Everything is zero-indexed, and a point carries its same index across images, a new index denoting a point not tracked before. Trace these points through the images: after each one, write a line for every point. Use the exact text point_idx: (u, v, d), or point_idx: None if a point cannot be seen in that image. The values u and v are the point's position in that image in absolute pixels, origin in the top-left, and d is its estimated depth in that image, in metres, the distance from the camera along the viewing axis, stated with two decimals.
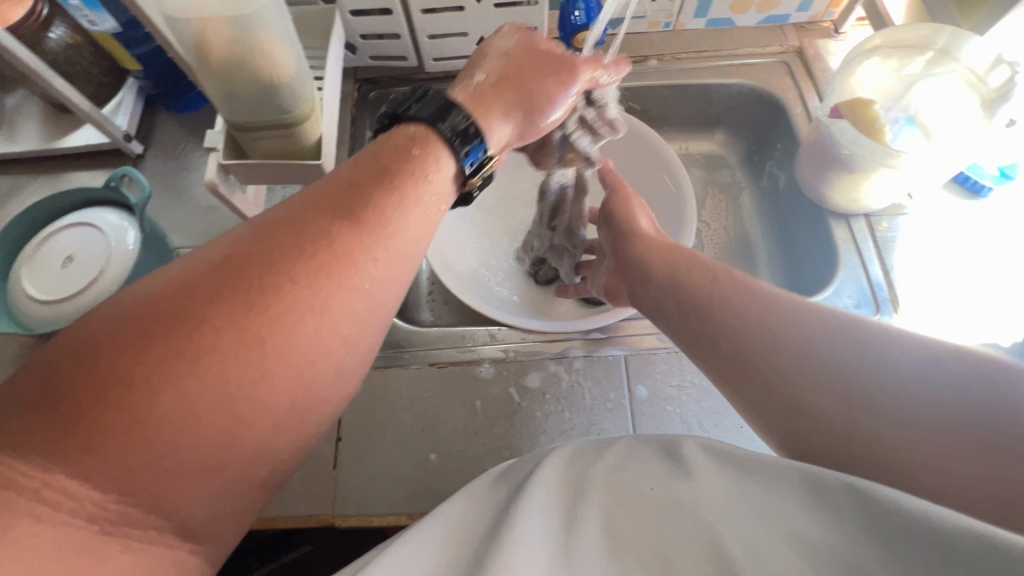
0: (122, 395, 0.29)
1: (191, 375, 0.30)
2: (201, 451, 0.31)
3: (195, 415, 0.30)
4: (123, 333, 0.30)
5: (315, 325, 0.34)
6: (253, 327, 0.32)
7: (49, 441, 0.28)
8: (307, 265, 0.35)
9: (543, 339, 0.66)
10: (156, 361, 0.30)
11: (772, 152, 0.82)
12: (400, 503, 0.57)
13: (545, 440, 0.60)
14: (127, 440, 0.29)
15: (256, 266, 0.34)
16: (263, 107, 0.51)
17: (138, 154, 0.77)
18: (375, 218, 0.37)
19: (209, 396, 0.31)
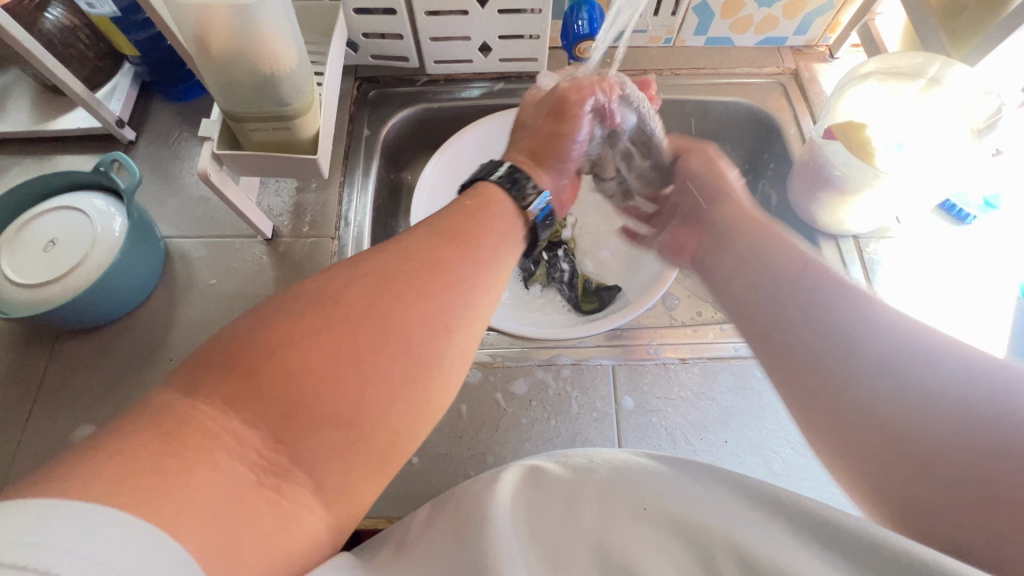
0: (277, 360, 0.33)
1: (331, 361, 0.34)
2: (331, 422, 0.34)
3: (325, 403, 0.34)
4: (283, 326, 0.35)
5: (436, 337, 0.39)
6: (383, 312, 0.37)
7: (237, 391, 0.32)
8: (421, 277, 0.40)
9: (532, 346, 0.65)
10: (313, 335, 0.35)
11: (765, 171, 0.83)
12: (380, 505, 0.57)
13: (529, 446, 0.59)
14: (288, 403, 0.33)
15: (390, 266, 0.40)
16: (261, 99, 0.51)
17: (130, 141, 0.76)
18: (458, 258, 0.42)
19: (344, 378, 0.34)
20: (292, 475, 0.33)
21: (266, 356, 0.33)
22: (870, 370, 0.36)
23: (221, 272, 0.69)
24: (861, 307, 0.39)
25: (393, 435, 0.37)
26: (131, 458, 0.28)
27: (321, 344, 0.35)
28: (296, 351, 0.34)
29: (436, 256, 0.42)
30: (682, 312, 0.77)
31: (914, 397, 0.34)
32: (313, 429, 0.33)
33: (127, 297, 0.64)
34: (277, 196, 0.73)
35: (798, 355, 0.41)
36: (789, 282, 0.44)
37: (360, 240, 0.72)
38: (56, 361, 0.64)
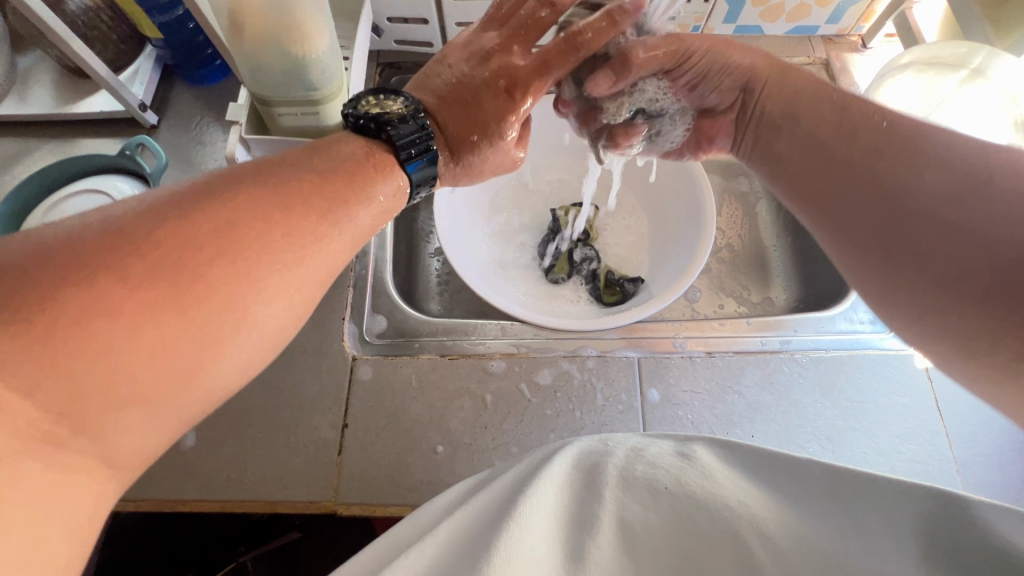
0: (71, 334, 0.28)
1: (145, 317, 0.30)
2: (125, 399, 0.30)
3: (126, 389, 0.30)
4: (76, 274, 0.29)
5: (273, 299, 0.36)
6: (218, 292, 0.33)
7: (10, 349, 0.26)
8: (260, 245, 0.35)
9: (558, 338, 0.65)
10: (129, 305, 0.29)
11: None
12: (404, 494, 0.57)
13: (554, 437, 0.59)
14: (81, 370, 0.28)
15: (234, 229, 0.34)
16: (292, 83, 0.50)
17: (152, 125, 0.75)
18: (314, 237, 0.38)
19: (163, 337, 0.31)
20: (76, 441, 0.29)
21: (47, 308, 0.27)
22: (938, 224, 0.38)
23: None
24: (910, 142, 0.42)
25: (194, 413, 0.35)
26: None
27: (134, 293, 0.30)
28: (96, 310, 0.28)
29: (297, 228, 0.37)
30: (704, 306, 0.77)
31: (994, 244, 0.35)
32: (93, 402, 0.29)
33: None
34: None
35: (854, 211, 0.44)
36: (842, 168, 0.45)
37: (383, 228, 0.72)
38: None
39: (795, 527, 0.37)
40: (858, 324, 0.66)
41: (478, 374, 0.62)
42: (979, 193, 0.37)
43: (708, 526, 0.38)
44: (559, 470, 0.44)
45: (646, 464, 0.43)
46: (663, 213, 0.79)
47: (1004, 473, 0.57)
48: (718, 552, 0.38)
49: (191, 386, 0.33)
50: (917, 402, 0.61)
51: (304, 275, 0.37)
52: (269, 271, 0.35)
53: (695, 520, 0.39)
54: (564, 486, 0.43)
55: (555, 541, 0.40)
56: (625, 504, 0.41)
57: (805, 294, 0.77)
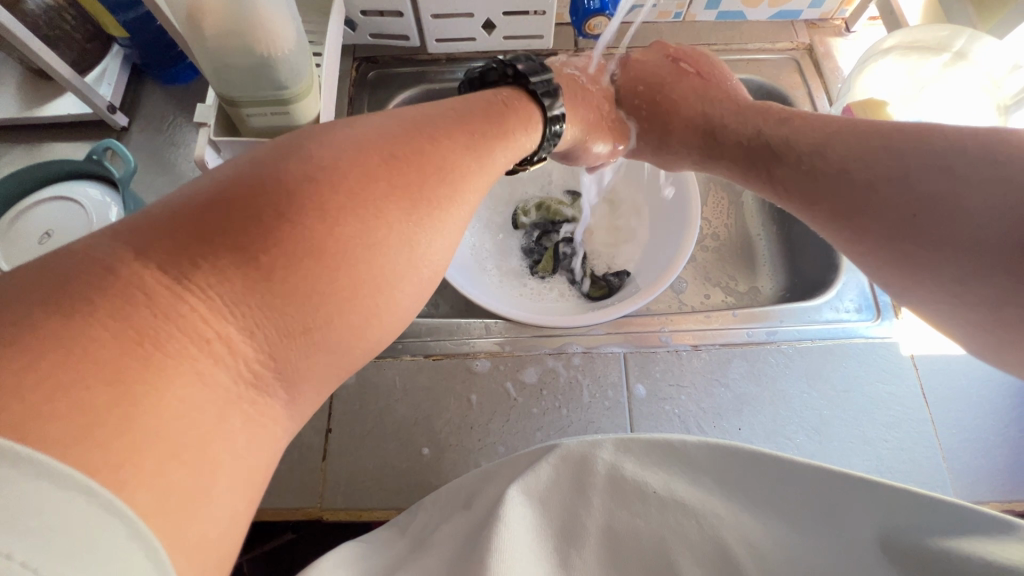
0: (283, 263, 0.29)
1: (333, 251, 0.30)
2: (319, 334, 0.30)
3: (331, 325, 0.30)
4: (286, 205, 0.30)
5: (441, 241, 0.36)
6: (394, 226, 0.33)
7: (233, 276, 0.28)
8: (422, 184, 0.36)
9: (542, 335, 0.64)
10: (328, 236, 0.30)
11: None
12: (392, 497, 0.56)
13: (542, 436, 0.59)
14: (291, 308, 0.29)
15: (403, 170, 0.35)
16: (259, 83, 0.49)
17: (123, 127, 0.73)
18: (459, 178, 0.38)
19: (352, 275, 0.31)
20: (277, 388, 0.29)
21: (258, 242, 0.28)
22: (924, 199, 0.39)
23: None
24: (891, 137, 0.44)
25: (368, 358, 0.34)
26: (92, 363, 0.22)
27: (324, 228, 0.30)
28: (298, 247, 0.29)
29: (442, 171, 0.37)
30: (691, 297, 0.76)
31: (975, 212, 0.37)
32: (296, 337, 0.29)
33: None
34: None
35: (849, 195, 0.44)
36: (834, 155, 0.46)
37: None
38: None
39: (775, 530, 0.38)
40: (843, 313, 0.66)
41: (463, 374, 0.62)
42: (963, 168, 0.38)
43: (693, 533, 0.39)
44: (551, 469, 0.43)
45: (634, 465, 0.43)
46: (649, 203, 0.78)
47: (989, 456, 0.58)
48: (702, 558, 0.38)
49: (367, 333, 0.32)
50: (903, 388, 0.61)
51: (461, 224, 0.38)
52: (436, 214, 0.35)
53: (680, 524, 0.39)
54: (549, 485, 0.43)
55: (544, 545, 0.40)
56: (612, 508, 0.41)
57: (792, 283, 0.77)
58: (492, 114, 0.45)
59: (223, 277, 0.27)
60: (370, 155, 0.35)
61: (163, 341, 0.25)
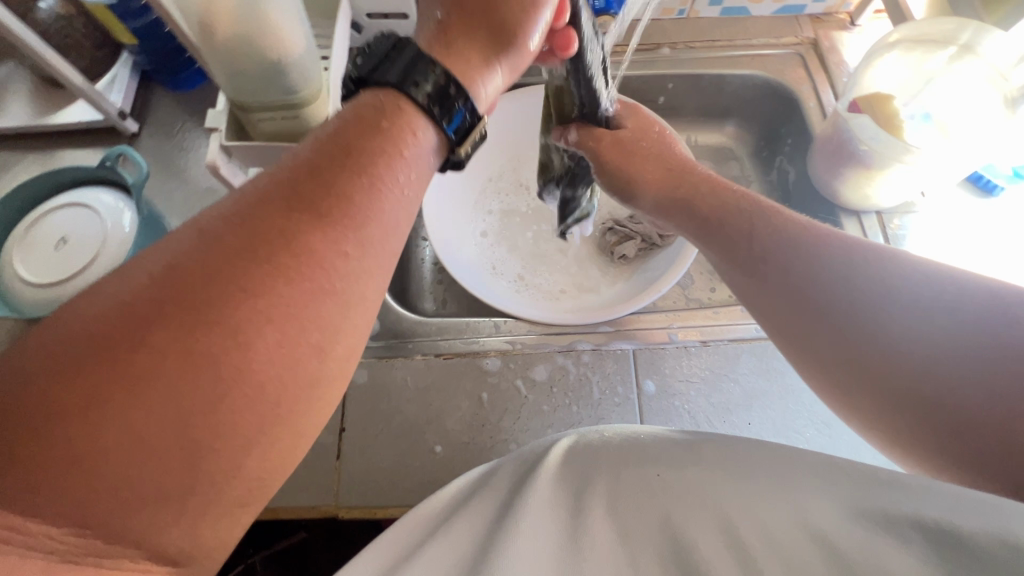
0: (42, 435, 0.23)
1: (80, 411, 0.23)
2: (147, 492, 0.24)
3: (132, 475, 0.24)
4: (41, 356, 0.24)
5: (275, 333, 0.27)
6: (191, 317, 0.26)
7: None
8: (234, 274, 0.27)
9: (552, 332, 0.64)
10: (95, 386, 0.24)
11: (782, 148, 0.82)
12: (405, 495, 0.57)
13: (552, 432, 0.59)
14: (44, 481, 0.23)
15: (192, 264, 0.27)
16: (270, 88, 0.49)
17: (133, 133, 0.74)
18: (287, 241, 0.28)
19: (128, 434, 0.24)
20: (101, 558, 0.24)
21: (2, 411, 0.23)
22: (859, 337, 0.35)
23: None
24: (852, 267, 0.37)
25: (252, 485, 0.28)
26: None
27: (67, 381, 0.23)
28: (115, 383, 0.24)
29: (258, 244, 0.28)
30: (698, 292, 0.77)
31: (927, 359, 0.32)
32: (107, 502, 0.24)
33: None
34: None
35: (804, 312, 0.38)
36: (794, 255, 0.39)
37: None
38: None
39: None
40: None
41: (473, 372, 0.62)
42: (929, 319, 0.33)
43: None
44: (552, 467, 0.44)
45: (635, 461, 0.43)
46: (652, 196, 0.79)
47: None
48: (716, 541, 0.36)
49: (258, 451, 0.27)
50: None
51: (304, 308, 0.28)
52: (305, 300, 0.28)
53: (682, 501, 0.39)
54: (554, 475, 0.43)
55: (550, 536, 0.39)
56: (615, 501, 0.41)
57: None
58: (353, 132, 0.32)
59: None
60: (201, 244, 0.27)
61: None
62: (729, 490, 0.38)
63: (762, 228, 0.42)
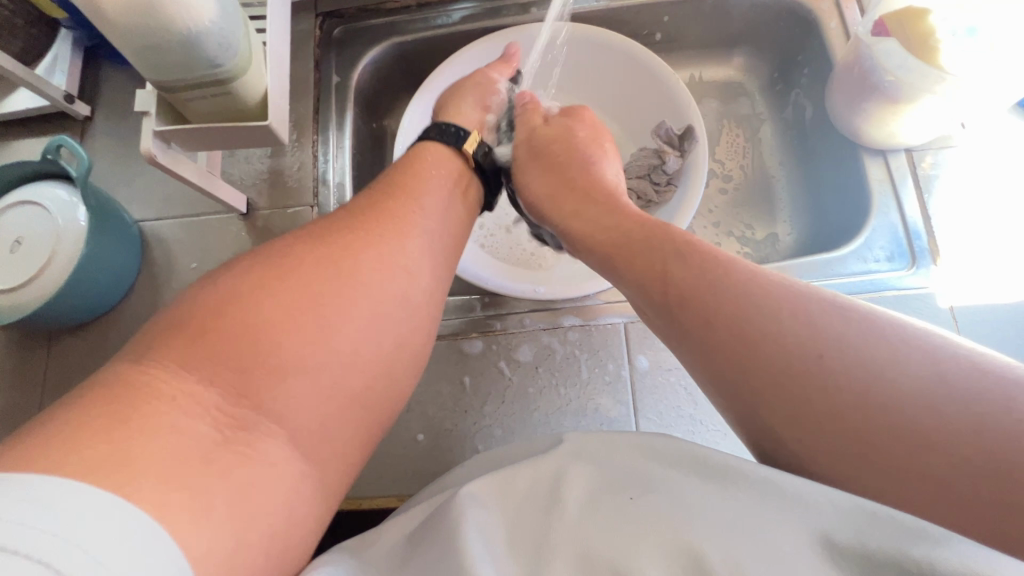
0: (223, 333, 0.35)
1: (256, 316, 0.36)
2: (290, 371, 0.35)
3: (281, 358, 0.35)
4: (228, 297, 0.37)
5: (374, 275, 0.42)
6: (328, 278, 0.40)
7: (189, 352, 0.33)
8: (352, 244, 0.43)
9: (535, 308, 0.60)
10: (259, 306, 0.36)
11: (798, 79, 0.71)
12: (388, 485, 0.55)
13: (539, 416, 0.56)
14: (234, 351, 0.34)
15: (310, 250, 0.41)
16: (189, 63, 0.44)
17: (86, 117, 0.70)
18: (379, 234, 0.45)
19: (280, 333, 0.36)
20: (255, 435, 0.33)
21: (214, 322, 0.35)
22: (812, 371, 0.35)
23: (201, 253, 0.65)
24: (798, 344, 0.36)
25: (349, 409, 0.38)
26: (102, 418, 0.28)
27: (244, 302, 0.36)
28: (279, 302, 0.37)
29: (355, 234, 0.44)
30: None
31: (894, 404, 0.32)
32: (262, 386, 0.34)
33: (107, 290, 0.62)
34: (248, 164, 0.68)
35: (786, 356, 0.36)
36: (791, 328, 0.37)
37: (342, 202, 0.66)
38: (55, 361, 0.62)
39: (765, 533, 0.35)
40: (873, 264, 0.57)
41: (453, 355, 0.59)
42: (911, 367, 0.33)
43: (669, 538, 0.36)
44: (527, 473, 0.42)
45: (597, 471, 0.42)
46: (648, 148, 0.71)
47: None
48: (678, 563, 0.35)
49: (350, 368, 0.38)
50: None
51: (386, 267, 0.43)
52: (368, 277, 0.41)
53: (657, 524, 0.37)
54: (520, 487, 0.42)
55: (504, 544, 0.39)
56: (584, 523, 0.38)
57: (814, 228, 0.68)
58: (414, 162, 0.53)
59: (173, 357, 0.33)
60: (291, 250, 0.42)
61: (146, 406, 0.30)
62: (701, 517, 0.36)
63: (754, 303, 0.39)
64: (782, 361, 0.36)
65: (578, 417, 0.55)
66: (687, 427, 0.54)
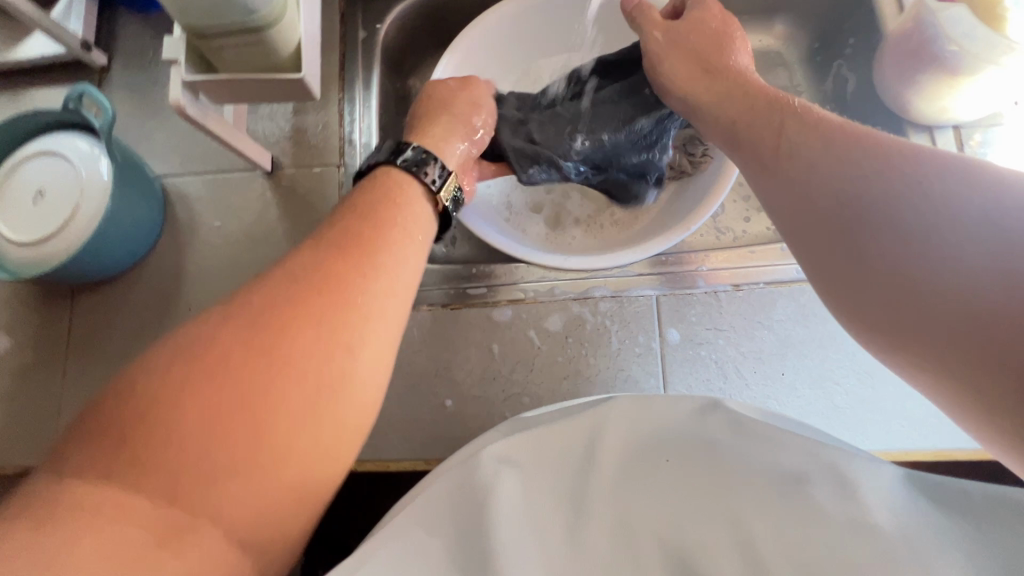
0: (138, 433, 0.29)
1: (163, 404, 0.30)
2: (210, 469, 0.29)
3: (196, 453, 0.29)
4: (143, 382, 0.30)
5: (309, 332, 0.33)
6: (257, 343, 0.32)
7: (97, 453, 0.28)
8: (291, 296, 0.34)
9: (567, 278, 0.59)
10: (168, 392, 0.30)
11: (842, 48, 0.69)
12: (415, 449, 0.56)
13: (567, 386, 0.56)
14: (145, 455, 0.28)
15: (251, 303, 0.34)
16: (223, 8, 0.42)
17: (103, 66, 0.67)
18: (325, 270, 0.36)
19: (195, 423, 0.29)
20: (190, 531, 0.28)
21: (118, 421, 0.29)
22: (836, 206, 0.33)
23: (224, 212, 0.64)
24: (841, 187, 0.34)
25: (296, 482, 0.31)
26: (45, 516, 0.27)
27: (155, 383, 0.30)
28: (203, 379, 0.30)
29: (309, 277, 0.36)
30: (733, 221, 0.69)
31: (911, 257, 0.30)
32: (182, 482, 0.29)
33: (130, 246, 0.61)
34: (271, 122, 0.66)
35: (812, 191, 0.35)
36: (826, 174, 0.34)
37: (369, 163, 0.64)
38: (78, 318, 0.62)
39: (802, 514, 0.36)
40: None
41: (481, 323, 0.58)
42: (954, 220, 0.29)
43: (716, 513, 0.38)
44: (561, 436, 0.42)
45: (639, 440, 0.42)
46: None
47: None
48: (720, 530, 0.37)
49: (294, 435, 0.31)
50: None
51: (329, 313, 0.34)
52: (307, 333, 0.33)
53: (695, 485, 0.39)
54: (554, 446, 0.41)
55: (542, 526, 0.39)
56: (624, 483, 0.40)
57: None
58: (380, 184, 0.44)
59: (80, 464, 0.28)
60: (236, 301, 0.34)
61: (72, 514, 0.27)
62: (741, 483, 0.38)
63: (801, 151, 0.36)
64: (807, 191, 0.35)
65: (606, 388, 0.56)
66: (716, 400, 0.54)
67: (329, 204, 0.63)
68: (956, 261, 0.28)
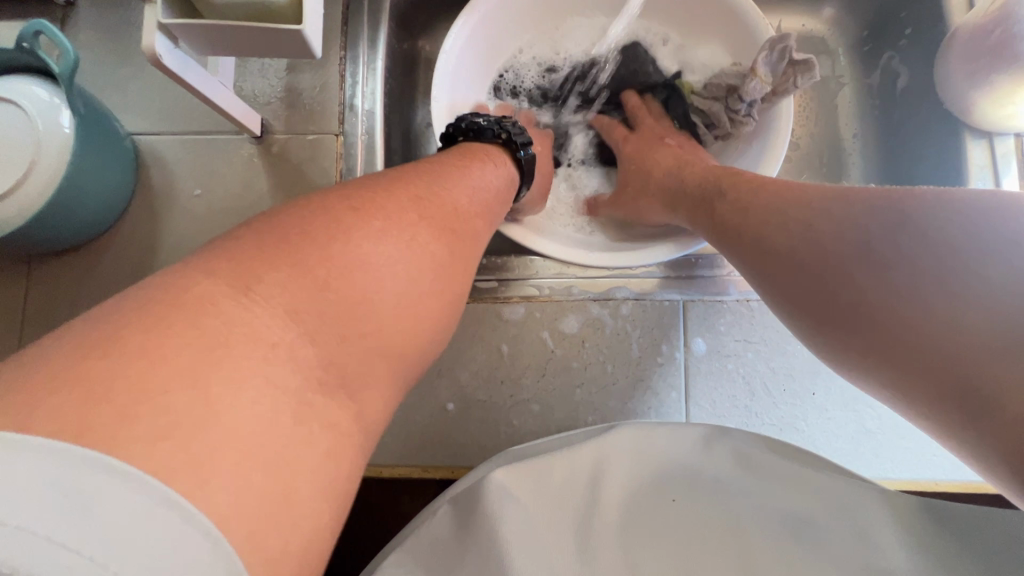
0: (302, 263, 0.28)
1: (326, 247, 0.29)
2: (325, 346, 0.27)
3: (343, 296, 0.29)
4: (309, 221, 0.30)
5: (397, 249, 0.32)
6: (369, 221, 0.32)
7: (141, 329, 0.23)
8: (401, 201, 0.35)
9: (584, 275, 0.53)
10: (327, 242, 0.30)
11: (896, 39, 0.63)
12: (412, 454, 0.51)
13: (581, 394, 0.51)
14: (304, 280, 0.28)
15: (390, 188, 0.35)
16: None
17: (67, 0, 0.58)
18: (430, 189, 0.38)
19: (335, 283, 0.29)
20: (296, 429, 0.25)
21: (183, 303, 0.24)
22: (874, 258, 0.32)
23: (205, 179, 0.57)
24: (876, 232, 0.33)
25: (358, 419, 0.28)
26: (88, 389, 0.21)
27: (300, 230, 0.29)
28: (335, 240, 0.30)
29: (404, 189, 0.36)
30: None
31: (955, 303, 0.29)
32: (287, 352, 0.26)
33: (96, 211, 0.53)
34: (262, 79, 0.58)
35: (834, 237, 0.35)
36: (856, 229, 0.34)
37: (371, 134, 0.58)
38: (37, 289, 0.55)
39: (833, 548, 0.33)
40: None
41: (490, 320, 0.53)
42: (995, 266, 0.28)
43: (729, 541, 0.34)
44: (563, 465, 0.38)
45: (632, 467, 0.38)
46: None
47: None
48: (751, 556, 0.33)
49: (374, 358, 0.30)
50: None
51: (429, 239, 0.34)
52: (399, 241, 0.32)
53: (704, 525, 0.34)
54: (556, 479, 0.37)
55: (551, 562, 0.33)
56: (629, 518, 0.35)
57: None
58: (460, 149, 0.47)
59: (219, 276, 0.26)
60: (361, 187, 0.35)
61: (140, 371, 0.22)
62: (750, 519, 0.35)
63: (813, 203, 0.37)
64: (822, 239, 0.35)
65: (623, 398, 0.51)
66: (741, 418, 0.50)
67: (325, 177, 0.56)
68: (978, 299, 0.28)
